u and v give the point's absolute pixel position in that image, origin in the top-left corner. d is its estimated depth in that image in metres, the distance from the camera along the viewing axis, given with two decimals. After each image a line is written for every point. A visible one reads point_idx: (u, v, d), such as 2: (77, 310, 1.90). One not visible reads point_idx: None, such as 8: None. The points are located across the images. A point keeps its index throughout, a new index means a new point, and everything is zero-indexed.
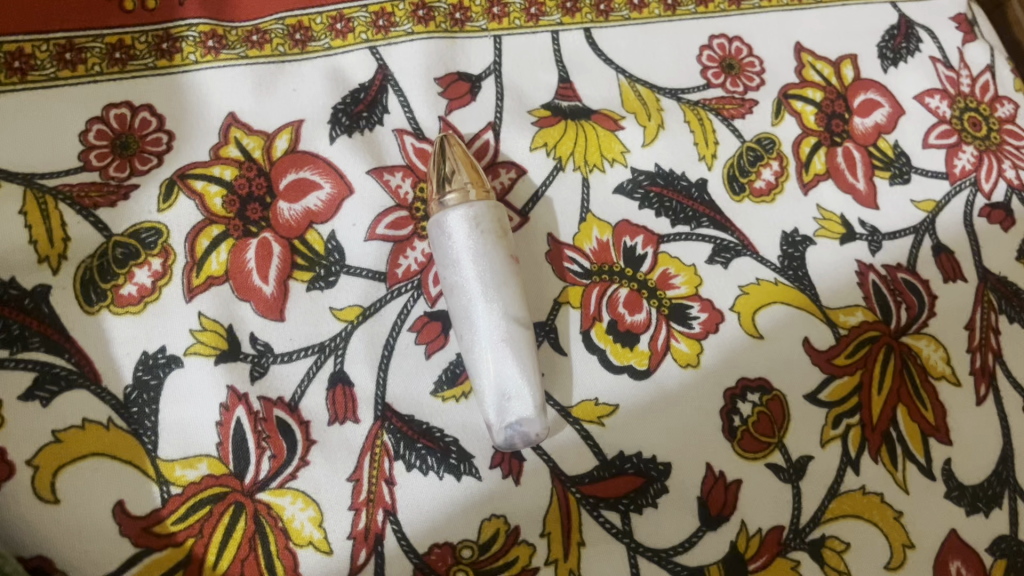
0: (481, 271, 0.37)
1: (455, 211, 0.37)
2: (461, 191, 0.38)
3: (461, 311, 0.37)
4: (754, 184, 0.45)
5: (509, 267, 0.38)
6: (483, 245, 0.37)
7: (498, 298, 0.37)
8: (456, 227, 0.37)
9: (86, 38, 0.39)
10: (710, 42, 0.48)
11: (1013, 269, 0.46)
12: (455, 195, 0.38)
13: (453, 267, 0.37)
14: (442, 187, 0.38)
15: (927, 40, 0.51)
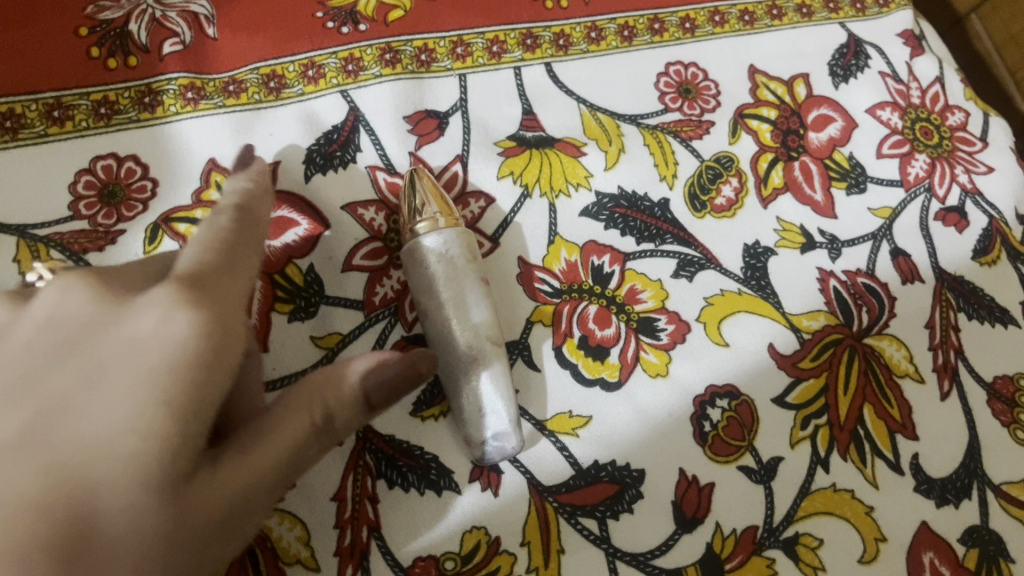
0: (453, 290, 0.39)
1: (426, 234, 0.39)
2: (430, 220, 0.40)
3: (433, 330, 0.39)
4: (715, 201, 0.48)
5: (480, 288, 0.40)
6: (452, 269, 0.39)
7: (471, 316, 0.39)
8: (426, 254, 0.39)
9: (72, 96, 0.42)
10: (667, 69, 0.50)
11: (969, 269, 0.48)
12: (425, 224, 0.40)
13: (426, 289, 0.39)
14: (413, 217, 0.40)
15: (875, 56, 0.53)
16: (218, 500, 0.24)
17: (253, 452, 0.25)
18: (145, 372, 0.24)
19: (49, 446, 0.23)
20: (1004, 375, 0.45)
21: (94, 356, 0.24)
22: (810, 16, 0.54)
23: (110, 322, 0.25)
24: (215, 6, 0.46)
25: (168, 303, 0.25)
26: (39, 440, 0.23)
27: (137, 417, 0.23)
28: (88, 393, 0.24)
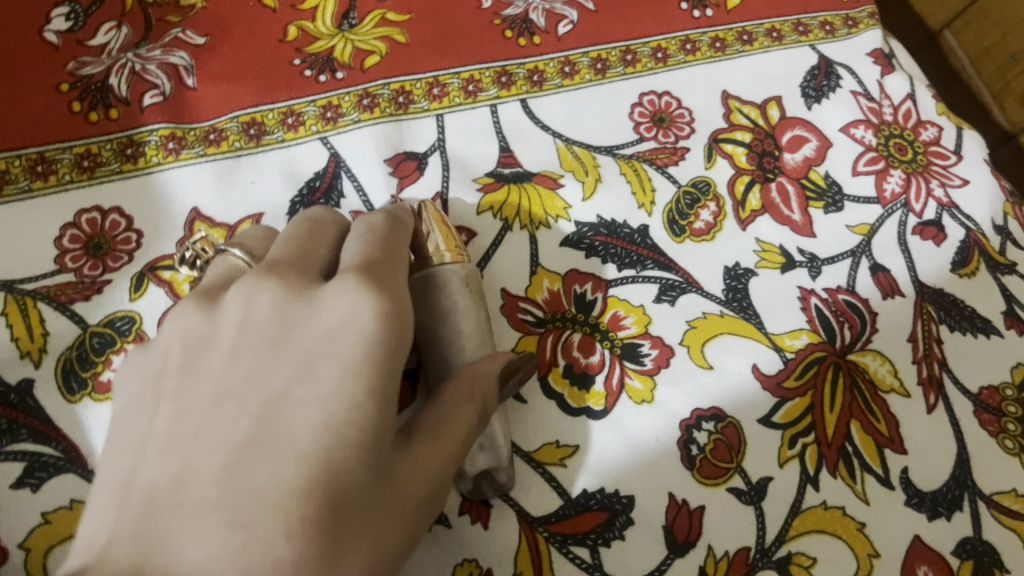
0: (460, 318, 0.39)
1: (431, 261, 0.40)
2: (440, 254, 0.40)
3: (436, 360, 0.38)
4: (694, 225, 0.48)
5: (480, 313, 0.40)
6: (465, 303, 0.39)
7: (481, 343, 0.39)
8: (439, 286, 0.39)
9: (55, 151, 0.43)
10: (640, 99, 0.51)
11: (949, 281, 0.48)
12: (435, 257, 0.40)
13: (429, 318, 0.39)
14: (418, 248, 0.40)
15: (847, 76, 0.54)
16: (420, 478, 0.29)
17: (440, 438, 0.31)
18: (352, 364, 0.28)
19: (291, 433, 0.27)
20: (990, 385, 0.45)
21: (304, 355, 0.29)
22: (780, 41, 0.55)
23: (309, 323, 0.30)
24: (194, 57, 0.47)
25: (354, 292, 0.30)
26: (275, 432, 0.27)
27: (354, 403, 0.28)
28: (306, 390, 0.28)
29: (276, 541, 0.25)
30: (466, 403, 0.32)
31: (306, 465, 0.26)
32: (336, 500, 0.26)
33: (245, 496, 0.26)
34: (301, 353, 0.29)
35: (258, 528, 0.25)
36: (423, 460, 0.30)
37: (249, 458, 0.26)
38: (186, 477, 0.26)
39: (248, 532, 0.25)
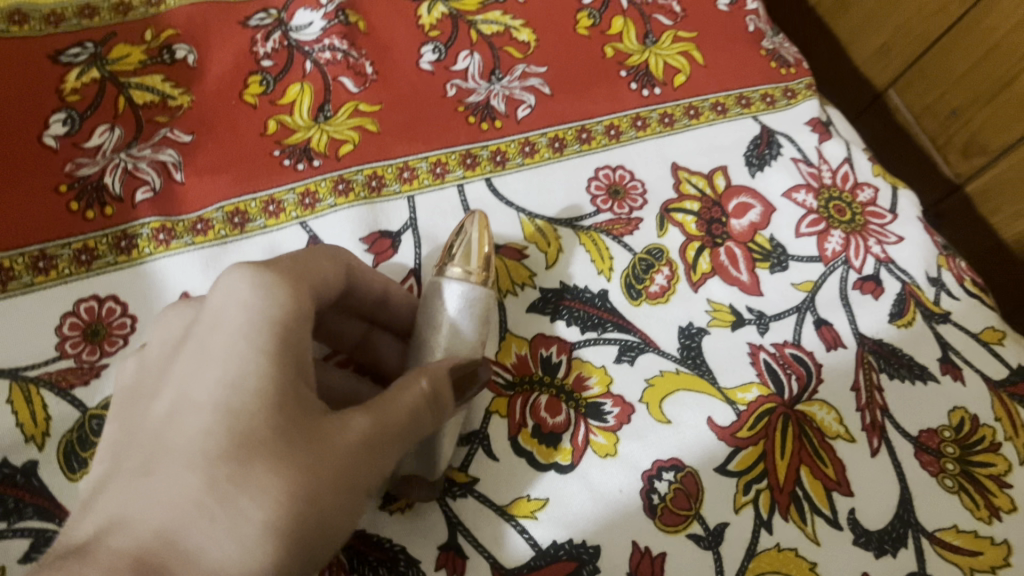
0: (457, 334, 0.41)
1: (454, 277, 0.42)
2: (464, 270, 0.42)
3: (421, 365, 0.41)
4: (649, 288, 0.52)
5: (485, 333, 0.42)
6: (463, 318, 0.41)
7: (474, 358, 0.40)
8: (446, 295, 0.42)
9: (56, 247, 0.46)
10: (596, 173, 0.55)
11: (888, 332, 0.52)
12: (458, 271, 0.42)
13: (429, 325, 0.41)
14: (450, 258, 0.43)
15: (787, 145, 0.59)
16: (342, 437, 0.32)
17: (372, 407, 0.34)
18: (238, 326, 0.32)
19: (196, 395, 0.32)
20: (929, 428, 0.49)
21: (207, 330, 0.33)
22: (725, 113, 0.59)
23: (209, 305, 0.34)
24: (182, 154, 0.51)
25: (235, 269, 0.34)
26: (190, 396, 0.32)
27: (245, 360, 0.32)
28: (207, 356, 0.32)
29: (182, 481, 0.30)
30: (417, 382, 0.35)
31: (206, 416, 0.31)
32: (241, 447, 0.30)
33: (165, 453, 0.31)
34: (202, 331, 0.34)
35: (168, 472, 0.30)
36: (356, 423, 0.33)
37: (171, 423, 0.32)
38: (129, 449, 0.33)
39: (161, 476, 0.30)
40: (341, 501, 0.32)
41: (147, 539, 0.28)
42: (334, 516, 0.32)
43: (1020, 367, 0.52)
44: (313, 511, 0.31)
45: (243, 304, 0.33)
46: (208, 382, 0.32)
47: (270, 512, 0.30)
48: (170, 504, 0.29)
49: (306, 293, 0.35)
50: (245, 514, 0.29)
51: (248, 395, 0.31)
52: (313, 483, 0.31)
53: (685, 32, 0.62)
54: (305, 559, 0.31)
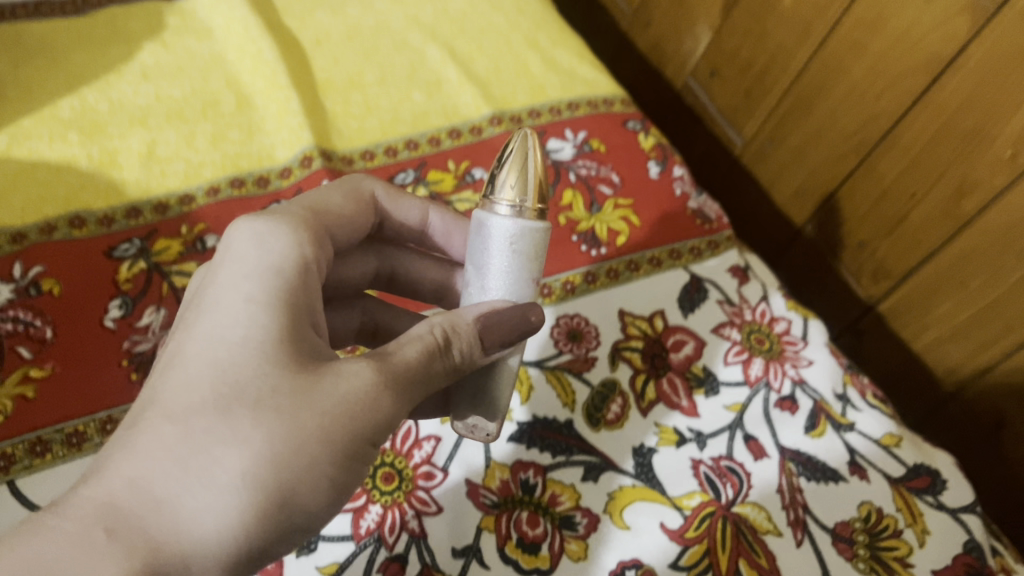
0: (512, 268, 0.46)
1: (493, 220, 0.46)
2: (516, 201, 0.46)
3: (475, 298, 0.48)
4: (607, 416, 0.63)
5: (538, 267, 0.47)
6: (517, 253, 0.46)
7: (511, 310, 0.46)
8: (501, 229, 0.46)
9: (120, 411, 0.57)
10: (558, 320, 0.67)
11: (804, 442, 0.63)
12: (511, 201, 0.46)
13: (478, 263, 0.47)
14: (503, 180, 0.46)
15: (712, 289, 0.72)
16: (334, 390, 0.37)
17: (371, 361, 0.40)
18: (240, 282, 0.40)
19: (198, 342, 0.38)
20: (843, 520, 0.59)
21: (212, 286, 0.41)
22: (659, 266, 0.72)
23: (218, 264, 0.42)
24: None
25: (245, 233, 0.42)
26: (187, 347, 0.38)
27: (244, 314, 0.38)
28: (210, 310, 0.39)
29: (165, 430, 0.35)
30: (413, 346, 0.41)
31: (205, 362, 0.37)
32: (232, 395, 0.36)
33: (162, 396, 0.36)
34: (210, 287, 0.40)
35: (153, 418, 0.35)
36: (357, 376, 0.38)
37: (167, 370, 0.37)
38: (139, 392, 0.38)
39: (146, 422, 0.35)
40: (332, 448, 0.37)
41: (122, 487, 0.33)
42: (317, 470, 0.36)
43: (915, 465, 0.64)
44: (293, 454, 0.35)
45: (251, 261, 0.41)
46: (211, 338, 0.38)
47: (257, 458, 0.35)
48: (153, 448, 0.34)
49: (306, 255, 0.43)
50: (224, 461, 0.34)
51: (236, 346, 0.37)
52: (296, 428, 0.36)
53: (623, 199, 0.76)
54: (282, 499, 0.35)
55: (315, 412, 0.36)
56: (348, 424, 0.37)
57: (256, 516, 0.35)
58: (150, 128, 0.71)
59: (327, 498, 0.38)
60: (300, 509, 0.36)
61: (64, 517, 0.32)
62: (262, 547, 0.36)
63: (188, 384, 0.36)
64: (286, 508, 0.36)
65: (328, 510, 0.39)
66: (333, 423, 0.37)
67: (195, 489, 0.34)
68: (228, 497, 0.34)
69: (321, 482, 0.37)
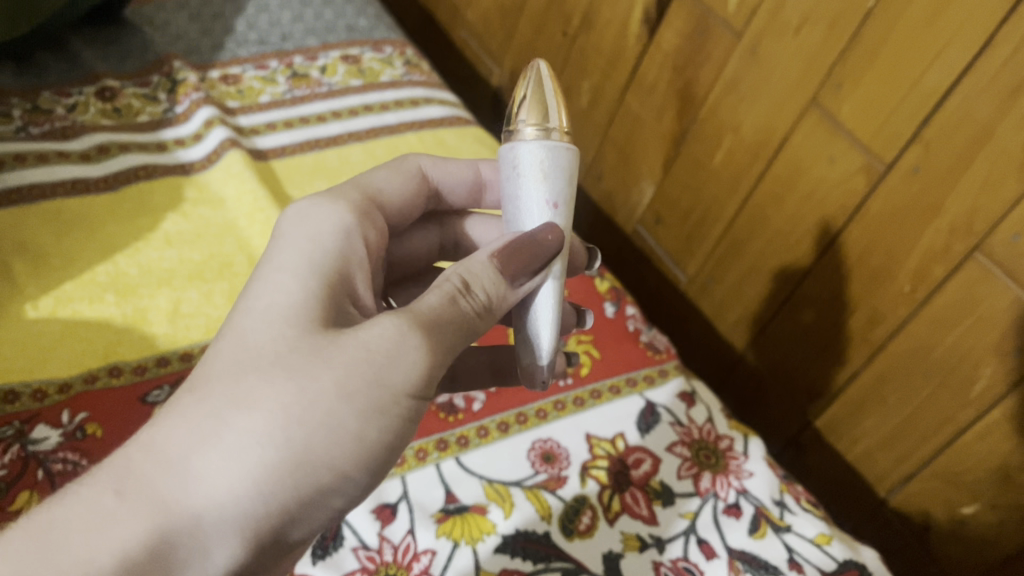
0: (539, 186, 0.58)
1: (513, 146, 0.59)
2: (537, 127, 0.58)
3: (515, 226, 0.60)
4: (579, 526, 0.72)
5: (558, 182, 0.59)
6: (539, 168, 0.58)
7: (531, 232, 0.57)
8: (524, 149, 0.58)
9: None
10: (534, 444, 0.78)
11: (749, 543, 0.73)
12: (533, 127, 0.58)
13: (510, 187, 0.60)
14: (525, 107, 0.59)
15: (665, 413, 0.83)
16: (345, 350, 0.46)
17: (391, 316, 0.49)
18: (277, 266, 0.51)
19: (236, 324, 0.48)
20: None
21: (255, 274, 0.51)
22: (618, 392, 0.84)
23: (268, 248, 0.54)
24: None
25: (290, 219, 0.55)
26: (225, 331, 0.48)
27: (274, 295, 0.49)
28: (249, 296, 0.50)
29: (187, 399, 0.44)
30: (431, 297, 0.51)
31: (238, 338, 0.47)
32: (256, 364, 0.45)
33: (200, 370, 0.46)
34: (254, 274, 0.52)
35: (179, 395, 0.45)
36: (375, 332, 0.47)
37: (208, 351, 0.47)
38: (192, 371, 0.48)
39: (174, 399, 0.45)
40: (354, 400, 0.45)
41: (146, 450, 0.42)
42: (336, 424, 0.44)
43: (846, 559, 0.74)
44: (303, 410, 0.43)
45: (288, 248, 0.53)
46: (244, 321, 0.48)
47: (270, 413, 0.43)
48: (179, 416, 0.43)
49: (341, 232, 0.55)
50: (240, 420, 0.43)
51: (260, 325, 0.47)
52: (310, 387, 0.44)
53: (585, 335, 0.88)
54: (301, 450, 0.43)
55: (324, 375, 0.44)
56: (357, 372, 0.45)
57: (271, 467, 0.42)
58: (175, 288, 0.82)
59: (355, 454, 0.45)
60: (322, 462, 0.44)
61: (91, 483, 0.41)
62: (286, 498, 0.43)
63: (216, 357, 0.46)
64: (307, 460, 0.43)
65: (359, 466, 0.45)
66: (343, 382, 0.45)
67: (212, 450, 0.42)
68: (240, 451, 0.42)
69: (343, 435, 0.44)
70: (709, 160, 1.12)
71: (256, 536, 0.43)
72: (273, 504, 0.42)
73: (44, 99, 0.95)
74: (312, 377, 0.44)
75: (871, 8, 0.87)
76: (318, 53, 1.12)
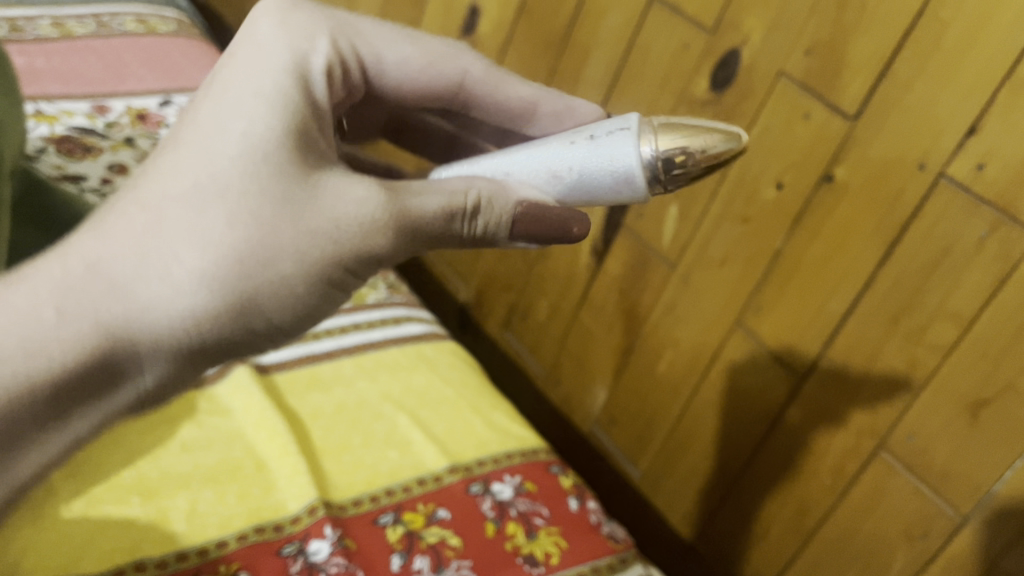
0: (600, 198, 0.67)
1: (641, 179, 0.63)
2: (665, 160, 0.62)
3: (561, 179, 0.68)
4: None
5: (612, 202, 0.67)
6: (615, 196, 0.65)
7: (565, 225, 0.69)
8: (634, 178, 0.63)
9: None
10: None
11: None
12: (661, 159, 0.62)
13: (597, 154, 0.65)
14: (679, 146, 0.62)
15: None
16: (296, 223, 0.58)
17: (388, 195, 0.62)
18: (256, 73, 0.63)
19: (211, 150, 0.58)
20: None
21: (237, 100, 0.61)
22: None
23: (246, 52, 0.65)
24: None
25: (279, 22, 0.68)
26: (212, 167, 0.57)
27: (244, 123, 0.59)
28: (215, 122, 0.59)
29: (170, 219, 0.54)
30: (442, 204, 0.65)
31: (226, 174, 0.57)
32: (223, 200, 0.56)
33: (179, 186, 0.56)
34: (241, 100, 0.61)
35: (155, 213, 0.54)
36: (331, 206, 0.59)
37: (193, 174, 0.56)
38: (158, 171, 0.57)
39: (151, 214, 0.54)
40: (292, 278, 0.58)
41: (117, 267, 0.53)
42: (276, 291, 0.58)
43: None
44: (252, 270, 0.56)
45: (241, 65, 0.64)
46: (220, 150, 0.58)
47: (227, 264, 0.55)
48: (157, 245, 0.54)
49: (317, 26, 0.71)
50: (200, 262, 0.54)
51: (237, 165, 0.57)
52: (261, 249, 0.56)
53: (553, 527, 1.00)
54: (245, 305, 0.57)
55: (275, 237, 0.57)
56: (302, 255, 0.58)
57: (220, 310, 0.56)
58: (192, 489, 0.89)
59: (283, 312, 0.60)
60: (259, 305, 0.58)
61: (70, 286, 0.52)
62: (218, 335, 0.57)
63: (192, 175, 0.56)
64: (247, 307, 0.57)
65: (287, 316, 0.61)
66: (298, 253, 0.58)
67: (159, 280, 0.53)
68: (193, 290, 0.54)
69: (276, 296, 0.58)
70: (653, 368, 1.29)
71: (183, 358, 0.57)
72: (202, 333, 0.56)
73: None
74: (269, 239, 0.57)
75: (779, 249, 1.08)
76: None
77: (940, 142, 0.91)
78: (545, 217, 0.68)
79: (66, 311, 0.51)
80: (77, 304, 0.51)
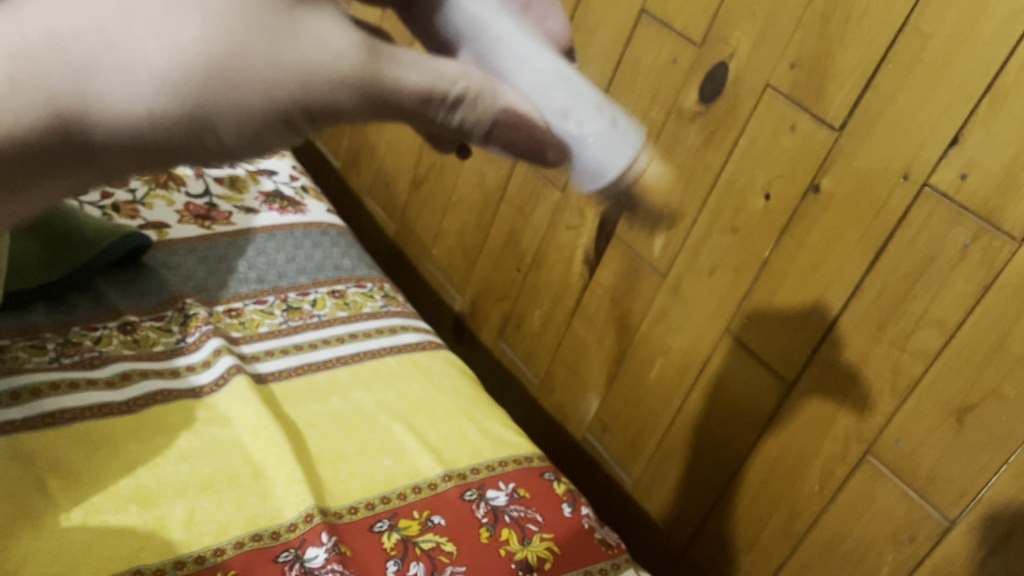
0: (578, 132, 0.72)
1: (628, 139, 0.74)
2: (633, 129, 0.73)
3: (555, 99, 0.70)
4: None
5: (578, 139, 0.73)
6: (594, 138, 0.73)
7: (544, 142, 0.69)
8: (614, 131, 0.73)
9: None
10: None
11: None
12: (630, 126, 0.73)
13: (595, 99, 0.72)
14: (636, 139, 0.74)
15: None
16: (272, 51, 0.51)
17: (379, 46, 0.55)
18: None
19: None
20: None
21: None
22: None
23: None
24: None
25: None
26: None
27: None
28: None
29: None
30: None
31: None
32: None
33: None
34: None
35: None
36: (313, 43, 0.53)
37: None
38: None
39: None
40: (254, 105, 0.52)
41: (66, 40, 0.46)
42: (231, 110, 0.51)
43: None
44: (211, 88, 0.49)
45: None
46: None
47: (184, 67, 0.48)
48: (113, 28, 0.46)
49: None
50: (154, 56, 0.47)
51: None
52: (225, 66, 0.49)
53: (547, 533, 1.01)
54: (195, 119, 0.50)
55: (245, 60, 0.50)
56: (270, 82, 0.51)
57: (166, 118, 0.49)
58: (190, 498, 0.90)
59: (237, 137, 0.54)
60: (212, 124, 0.51)
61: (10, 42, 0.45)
62: (160, 141, 0.51)
63: None
64: (198, 127, 0.51)
65: (242, 141, 0.54)
66: (267, 81, 0.51)
67: (118, 69, 0.47)
68: (140, 86, 0.47)
69: (231, 115, 0.51)
70: (645, 376, 1.31)
71: (121, 156, 0.51)
72: (143, 138, 0.50)
73: (74, 333, 1.05)
74: (239, 55, 0.49)
75: (767, 258, 1.10)
76: (309, 289, 1.28)
77: (923, 152, 0.92)
78: (532, 127, 0.67)
79: (15, 82, 0.45)
80: (28, 78, 0.46)
